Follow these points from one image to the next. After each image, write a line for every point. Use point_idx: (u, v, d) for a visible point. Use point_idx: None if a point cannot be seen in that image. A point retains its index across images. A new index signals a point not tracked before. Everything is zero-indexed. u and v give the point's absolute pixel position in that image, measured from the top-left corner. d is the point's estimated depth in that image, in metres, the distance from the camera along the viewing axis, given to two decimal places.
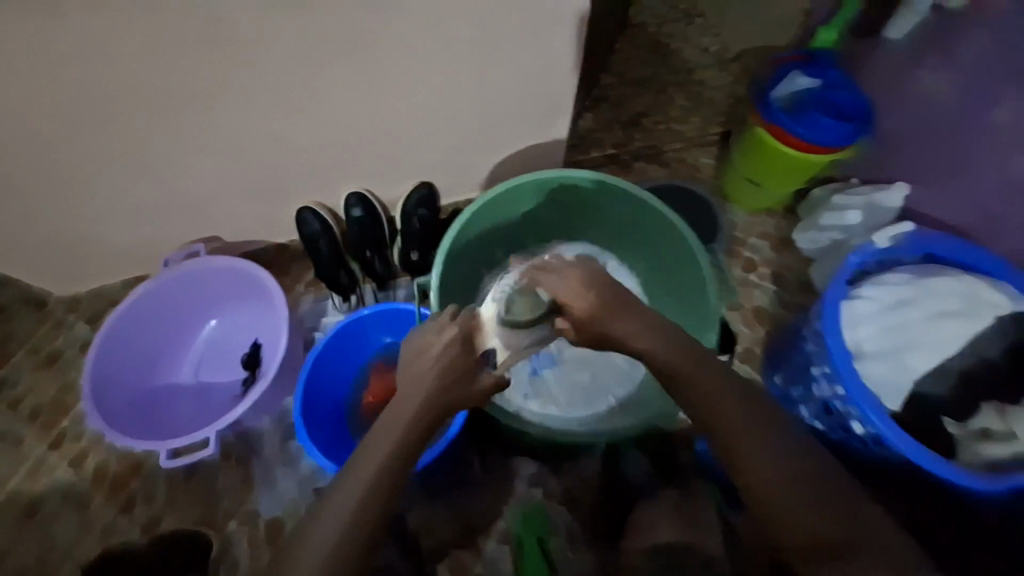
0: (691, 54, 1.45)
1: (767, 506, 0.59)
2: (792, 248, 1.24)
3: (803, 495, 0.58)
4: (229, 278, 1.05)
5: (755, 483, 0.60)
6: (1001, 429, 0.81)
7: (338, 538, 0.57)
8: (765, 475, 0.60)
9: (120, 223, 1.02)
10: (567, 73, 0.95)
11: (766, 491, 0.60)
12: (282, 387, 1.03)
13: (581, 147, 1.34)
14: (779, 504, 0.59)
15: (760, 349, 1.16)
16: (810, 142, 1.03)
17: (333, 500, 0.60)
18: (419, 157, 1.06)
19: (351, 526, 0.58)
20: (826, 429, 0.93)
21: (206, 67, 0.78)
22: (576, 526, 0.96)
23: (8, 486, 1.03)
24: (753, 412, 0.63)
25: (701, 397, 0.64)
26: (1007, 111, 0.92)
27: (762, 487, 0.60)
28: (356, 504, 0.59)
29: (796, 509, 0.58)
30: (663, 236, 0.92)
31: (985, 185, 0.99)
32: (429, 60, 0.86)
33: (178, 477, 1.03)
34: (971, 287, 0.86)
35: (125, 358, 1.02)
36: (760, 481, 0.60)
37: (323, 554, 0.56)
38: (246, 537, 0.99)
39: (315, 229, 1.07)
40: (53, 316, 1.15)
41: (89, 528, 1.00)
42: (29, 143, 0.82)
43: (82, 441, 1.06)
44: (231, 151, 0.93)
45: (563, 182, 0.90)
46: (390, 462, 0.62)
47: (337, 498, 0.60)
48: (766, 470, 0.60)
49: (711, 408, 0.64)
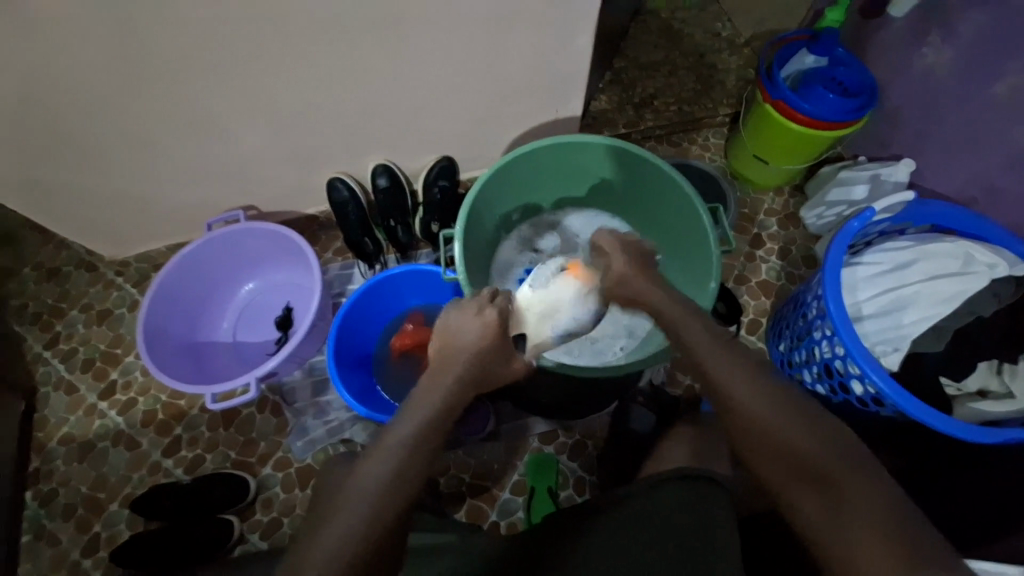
0: (703, 39, 1.49)
1: (766, 456, 0.56)
2: (799, 223, 1.28)
3: (791, 428, 0.56)
4: (268, 242, 1.15)
5: (747, 429, 0.58)
6: (997, 389, 0.84)
7: (387, 481, 0.56)
8: (757, 415, 0.58)
9: (166, 190, 1.11)
10: (582, 50, 1.01)
11: (756, 432, 0.58)
12: (314, 343, 1.12)
13: (594, 127, 1.40)
14: (803, 466, 0.54)
15: (765, 319, 1.20)
16: (817, 119, 1.06)
17: (376, 451, 0.59)
18: (440, 132, 1.14)
19: (397, 471, 0.57)
20: (829, 391, 0.95)
21: (251, 48, 0.85)
22: (583, 472, 1.07)
23: (64, 430, 1.14)
24: (763, 377, 0.62)
25: (711, 367, 0.64)
26: (1007, 85, 0.96)
27: (755, 430, 0.58)
28: (400, 455, 0.58)
29: (786, 443, 0.56)
30: (670, 197, 0.97)
31: (989, 156, 1.03)
32: (453, 39, 0.92)
33: (219, 422, 1.14)
34: (966, 250, 0.90)
35: (174, 311, 1.11)
36: (754, 423, 0.58)
37: (366, 505, 0.54)
38: (280, 478, 1.10)
39: (344, 197, 1.18)
40: (104, 277, 1.27)
41: (139, 466, 1.11)
42: (90, 117, 0.90)
43: (131, 391, 1.17)
44: (271, 124, 1.01)
45: (578, 147, 0.97)
46: (433, 420, 0.63)
47: (383, 449, 0.59)
48: (755, 409, 0.59)
49: (708, 358, 0.65)
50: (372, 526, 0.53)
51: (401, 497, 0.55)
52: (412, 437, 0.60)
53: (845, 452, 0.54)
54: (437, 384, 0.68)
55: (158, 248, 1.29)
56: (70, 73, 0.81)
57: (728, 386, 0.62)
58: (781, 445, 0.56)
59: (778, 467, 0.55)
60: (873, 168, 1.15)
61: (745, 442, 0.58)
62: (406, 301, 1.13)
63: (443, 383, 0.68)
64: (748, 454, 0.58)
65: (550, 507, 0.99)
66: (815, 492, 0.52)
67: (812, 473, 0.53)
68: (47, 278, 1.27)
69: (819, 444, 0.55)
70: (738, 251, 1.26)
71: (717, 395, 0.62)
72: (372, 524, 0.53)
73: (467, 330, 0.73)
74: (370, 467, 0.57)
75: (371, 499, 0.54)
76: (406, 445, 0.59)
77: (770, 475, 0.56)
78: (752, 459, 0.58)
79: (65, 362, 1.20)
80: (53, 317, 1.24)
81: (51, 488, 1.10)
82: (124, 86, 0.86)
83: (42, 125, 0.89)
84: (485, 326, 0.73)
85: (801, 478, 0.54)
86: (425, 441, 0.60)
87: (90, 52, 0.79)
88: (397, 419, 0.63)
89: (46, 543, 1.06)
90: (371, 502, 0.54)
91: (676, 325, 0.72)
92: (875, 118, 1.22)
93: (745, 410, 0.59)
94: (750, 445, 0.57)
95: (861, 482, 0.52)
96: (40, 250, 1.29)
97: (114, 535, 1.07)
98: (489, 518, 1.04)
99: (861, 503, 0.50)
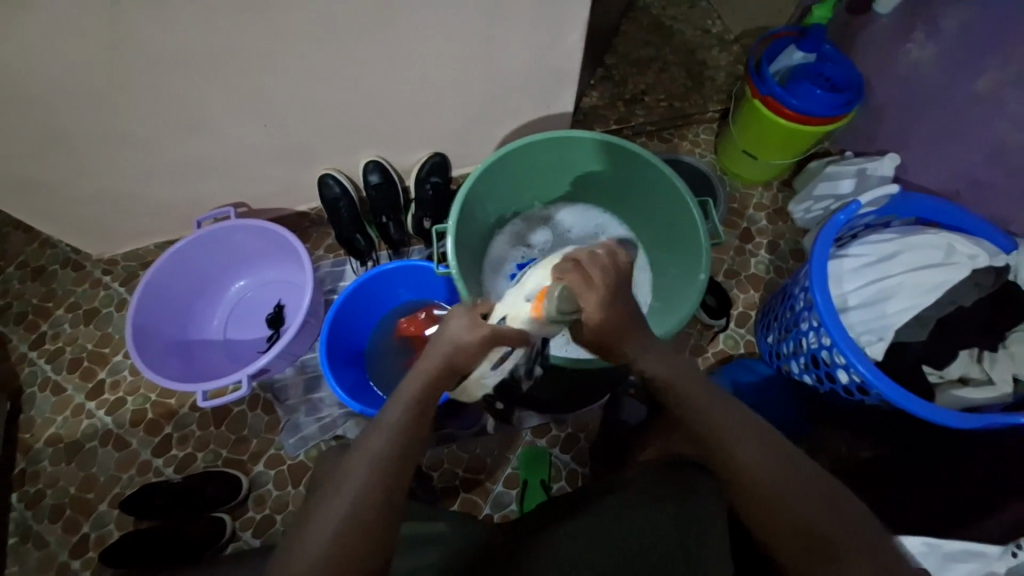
0: (693, 35, 1.50)
1: (772, 524, 0.56)
2: (787, 217, 1.30)
3: (792, 489, 0.56)
4: (258, 239, 1.14)
5: (741, 480, 0.58)
6: (978, 376, 0.87)
7: (375, 476, 0.56)
8: (759, 477, 0.57)
9: (155, 187, 1.10)
10: (573, 47, 1.02)
11: (759, 496, 0.57)
12: (305, 340, 1.11)
13: (586, 122, 1.40)
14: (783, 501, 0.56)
15: (754, 311, 1.21)
16: (804, 114, 1.08)
17: (368, 441, 0.59)
18: (432, 129, 1.14)
19: (390, 464, 0.57)
20: (816, 381, 0.96)
21: (241, 44, 0.84)
22: (575, 464, 1.08)
23: (51, 430, 1.13)
24: (748, 426, 0.60)
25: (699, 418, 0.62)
26: (988, 81, 0.98)
27: (758, 494, 0.57)
28: (392, 444, 0.59)
29: (785, 506, 0.55)
30: (660, 190, 0.97)
31: (972, 151, 1.06)
32: (445, 37, 0.92)
33: (210, 421, 1.13)
34: (948, 241, 0.92)
35: (163, 310, 1.10)
36: (755, 479, 0.57)
37: (353, 501, 0.54)
38: (272, 475, 1.09)
39: (336, 193, 1.18)
40: (91, 275, 1.25)
41: (129, 466, 1.10)
42: (79, 116, 0.89)
43: (120, 390, 1.16)
44: (263, 121, 1.01)
45: (568, 142, 0.98)
46: (421, 404, 0.63)
47: (375, 437, 0.59)
48: (757, 473, 0.58)
49: (688, 383, 0.64)
50: (365, 517, 0.54)
51: (393, 486, 0.56)
52: (401, 426, 0.60)
53: (845, 512, 0.55)
54: (421, 381, 0.63)
55: (146, 246, 1.27)
56: (58, 70, 0.80)
57: (710, 429, 0.61)
58: (786, 511, 0.55)
59: (779, 528, 0.55)
60: (859, 163, 1.17)
61: (749, 511, 0.58)
62: (399, 296, 1.13)
63: (427, 381, 0.64)
64: (754, 518, 0.57)
65: (542, 499, 1.00)
66: (826, 567, 0.53)
67: (809, 527, 0.54)
68: (33, 276, 1.25)
69: (816, 506, 0.55)
70: (728, 244, 1.28)
71: (718, 456, 0.60)
72: (364, 520, 0.54)
73: (458, 331, 0.66)
74: (361, 456, 0.58)
75: (361, 489, 0.55)
76: (394, 434, 0.59)
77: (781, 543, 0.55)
78: (749, 516, 0.58)
79: (52, 361, 1.18)
80: (39, 317, 1.22)
81: (37, 490, 1.09)
82: (113, 84, 0.85)
83: (28, 123, 0.88)
84: (471, 326, 0.67)
85: (802, 540, 0.54)
86: (414, 424, 0.61)
87: (80, 49, 0.78)
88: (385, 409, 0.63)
89: (33, 545, 1.05)
90: (364, 493, 0.55)
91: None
92: (861, 114, 1.25)
93: (744, 475, 0.58)
94: (759, 517, 0.57)
95: (864, 552, 0.53)
96: (25, 248, 1.27)
97: (103, 536, 1.06)
98: (483, 511, 1.05)
99: (857, 565, 0.52)
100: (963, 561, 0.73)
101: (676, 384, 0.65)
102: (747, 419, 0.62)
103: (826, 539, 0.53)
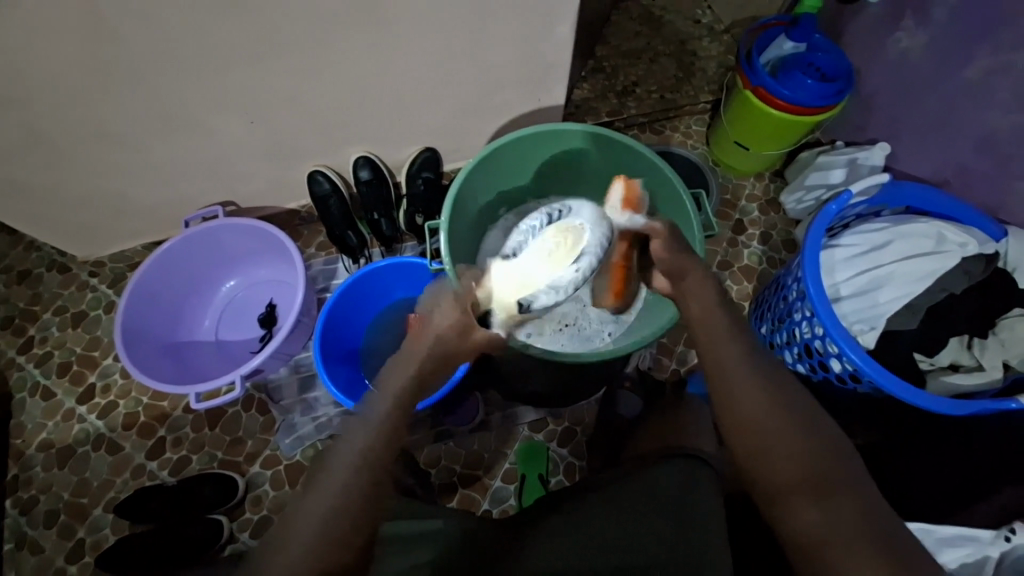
0: (684, 26, 1.50)
1: (763, 467, 0.52)
2: (778, 208, 1.31)
3: (792, 430, 0.52)
4: (248, 238, 1.13)
5: (735, 412, 0.55)
6: (969, 363, 0.88)
7: (353, 471, 0.52)
8: (765, 416, 0.53)
9: (142, 186, 1.08)
10: (564, 39, 1.01)
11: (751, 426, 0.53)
12: (299, 339, 1.10)
13: (577, 115, 1.39)
14: (778, 441, 0.52)
15: (748, 303, 1.22)
16: (796, 104, 1.08)
17: (349, 434, 0.55)
18: (423, 124, 1.13)
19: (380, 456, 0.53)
20: (809, 371, 0.98)
21: (229, 41, 0.82)
22: (573, 459, 1.08)
23: (42, 435, 1.11)
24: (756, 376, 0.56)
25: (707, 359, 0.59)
26: (979, 69, 0.99)
27: (752, 436, 0.53)
28: (379, 434, 0.54)
29: (776, 439, 0.52)
30: (652, 182, 0.97)
31: (963, 139, 1.07)
32: (435, 31, 0.91)
33: (205, 422, 1.12)
34: (938, 230, 0.93)
35: (153, 312, 1.08)
36: (751, 419, 0.54)
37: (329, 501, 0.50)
38: (268, 476, 1.09)
39: (326, 190, 1.17)
40: (78, 278, 1.23)
41: (122, 470, 1.09)
42: (60, 115, 0.87)
43: (111, 394, 1.14)
44: (253, 118, 0.99)
45: (560, 135, 0.98)
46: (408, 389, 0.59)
47: (359, 430, 0.55)
48: (756, 415, 0.54)
49: (702, 320, 0.61)
50: (344, 516, 0.50)
51: (385, 483, 0.53)
52: (388, 416, 0.56)
53: (839, 462, 0.51)
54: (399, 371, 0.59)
55: (134, 247, 1.26)
56: (37, 68, 0.78)
57: (715, 368, 0.58)
58: (773, 451, 0.52)
59: (782, 472, 0.51)
60: (849, 153, 1.18)
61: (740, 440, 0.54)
62: (393, 295, 1.12)
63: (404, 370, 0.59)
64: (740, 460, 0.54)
65: (541, 493, 1.00)
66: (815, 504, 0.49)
67: (804, 471, 0.50)
68: (17, 280, 1.23)
69: (811, 443, 0.52)
70: (721, 236, 1.28)
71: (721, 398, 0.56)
72: (353, 518, 0.50)
73: (437, 319, 0.63)
74: (345, 449, 0.53)
75: (343, 487, 0.51)
76: (382, 425, 0.55)
77: (768, 480, 0.52)
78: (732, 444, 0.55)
79: (40, 366, 1.16)
80: (26, 321, 1.20)
81: (30, 496, 1.08)
82: (96, 83, 0.83)
83: (9, 124, 0.86)
84: (447, 301, 0.66)
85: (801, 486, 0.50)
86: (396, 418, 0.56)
87: (60, 48, 0.76)
88: (367, 399, 0.58)
89: (28, 551, 1.04)
90: (345, 490, 0.51)
91: (697, 290, 0.63)
92: (851, 104, 1.25)
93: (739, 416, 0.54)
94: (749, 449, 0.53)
95: (858, 496, 0.49)
96: (9, 251, 1.25)
97: (99, 540, 1.05)
98: (481, 507, 1.05)
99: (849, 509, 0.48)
100: (957, 546, 0.77)
101: (702, 320, 0.61)
102: (754, 361, 0.57)
103: (823, 478, 0.50)
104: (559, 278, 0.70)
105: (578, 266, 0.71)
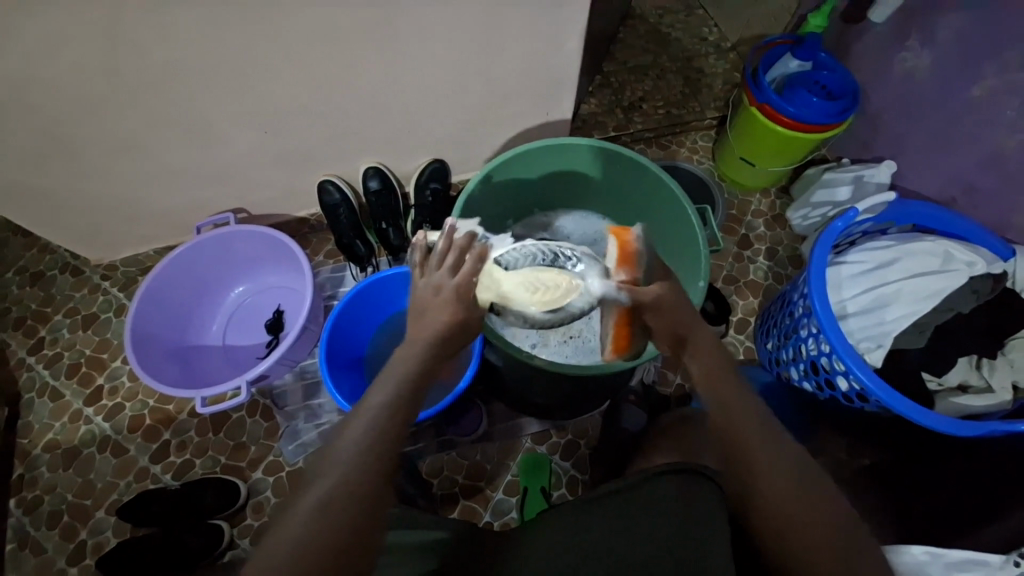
0: (691, 43, 1.52)
1: (789, 544, 0.50)
2: (784, 223, 1.31)
3: (808, 505, 0.51)
4: (257, 245, 1.14)
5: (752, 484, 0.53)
6: (978, 384, 0.87)
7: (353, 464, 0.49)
8: (781, 486, 0.52)
9: (156, 192, 1.11)
10: (572, 55, 1.03)
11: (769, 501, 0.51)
12: (305, 345, 1.11)
13: (584, 129, 1.41)
14: (794, 517, 0.50)
15: (753, 318, 1.22)
16: (802, 122, 1.08)
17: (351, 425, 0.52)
18: (431, 136, 1.15)
19: (373, 443, 0.51)
20: (815, 388, 0.97)
21: (246, 53, 0.85)
22: (575, 472, 1.08)
23: (49, 436, 1.12)
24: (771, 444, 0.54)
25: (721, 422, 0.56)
26: (984, 89, 0.99)
27: (775, 511, 0.51)
28: (375, 421, 0.53)
29: (793, 515, 0.50)
30: (659, 197, 0.98)
31: (969, 159, 1.07)
32: (446, 46, 0.93)
33: (209, 427, 1.13)
34: (946, 248, 0.92)
35: (162, 316, 1.10)
36: (768, 494, 0.52)
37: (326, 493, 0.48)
38: (270, 483, 1.09)
39: (335, 199, 1.19)
40: (90, 281, 1.25)
41: (126, 472, 1.10)
42: (80, 122, 0.90)
43: (118, 396, 1.15)
44: (266, 127, 1.01)
45: (569, 149, 0.99)
46: (411, 379, 0.56)
47: (356, 419, 0.53)
48: (778, 488, 0.52)
49: (711, 376, 0.59)
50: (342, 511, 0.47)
51: (377, 476, 0.50)
52: (391, 404, 0.54)
53: (852, 534, 0.50)
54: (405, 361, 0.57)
55: (146, 252, 1.28)
56: (58, 75, 0.80)
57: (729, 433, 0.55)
58: (790, 528, 0.50)
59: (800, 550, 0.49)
60: (856, 170, 1.18)
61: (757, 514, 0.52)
62: (397, 304, 1.12)
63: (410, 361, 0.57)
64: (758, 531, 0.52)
65: (543, 506, 0.99)
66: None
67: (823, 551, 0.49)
68: (31, 281, 1.25)
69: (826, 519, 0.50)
70: (727, 251, 1.28)
71: (740, 464, 0.54)
72: (341, 509, 0.47)
73: (434, 312, 0.60)
74: (343, 439, 0.51)
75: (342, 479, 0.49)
76: (386, 413, 0.53)
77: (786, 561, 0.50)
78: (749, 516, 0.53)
79: (50, 367, 1.18)
80: (38, 322, 1.21)
81: (34, 497, 1.08)
82: (116, 91, 0.86)
83: (31, 130, 0.88)
84: (449, 285, 0.61)
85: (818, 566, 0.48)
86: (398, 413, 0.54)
87: (84, 58, 0.78)
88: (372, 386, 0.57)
89: (30, 551, 1.04)
90: (344, 484, 0.49)
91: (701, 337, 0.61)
92: (857, 122, 1.26)
93: (761, 487, 0.52)
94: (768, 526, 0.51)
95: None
96: (24, 253, 1.27)
97: (100, 543, 1.05)
98: (482, 518, 1.04)
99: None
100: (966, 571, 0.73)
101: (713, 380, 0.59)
102: (769, 427, 0.56)
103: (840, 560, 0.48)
104: (529, 311, 0.70)
105: (548, 316, 0.71)
